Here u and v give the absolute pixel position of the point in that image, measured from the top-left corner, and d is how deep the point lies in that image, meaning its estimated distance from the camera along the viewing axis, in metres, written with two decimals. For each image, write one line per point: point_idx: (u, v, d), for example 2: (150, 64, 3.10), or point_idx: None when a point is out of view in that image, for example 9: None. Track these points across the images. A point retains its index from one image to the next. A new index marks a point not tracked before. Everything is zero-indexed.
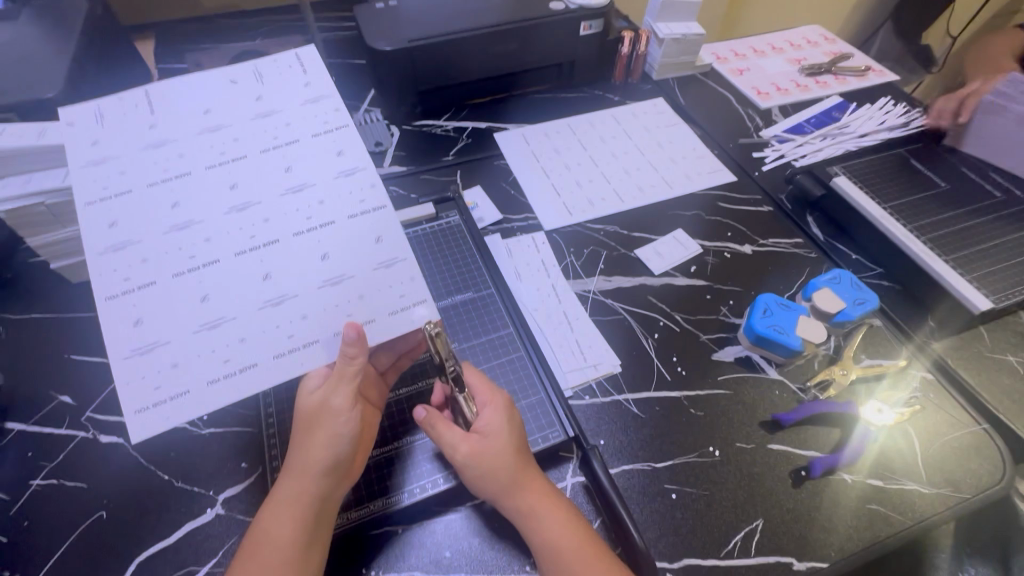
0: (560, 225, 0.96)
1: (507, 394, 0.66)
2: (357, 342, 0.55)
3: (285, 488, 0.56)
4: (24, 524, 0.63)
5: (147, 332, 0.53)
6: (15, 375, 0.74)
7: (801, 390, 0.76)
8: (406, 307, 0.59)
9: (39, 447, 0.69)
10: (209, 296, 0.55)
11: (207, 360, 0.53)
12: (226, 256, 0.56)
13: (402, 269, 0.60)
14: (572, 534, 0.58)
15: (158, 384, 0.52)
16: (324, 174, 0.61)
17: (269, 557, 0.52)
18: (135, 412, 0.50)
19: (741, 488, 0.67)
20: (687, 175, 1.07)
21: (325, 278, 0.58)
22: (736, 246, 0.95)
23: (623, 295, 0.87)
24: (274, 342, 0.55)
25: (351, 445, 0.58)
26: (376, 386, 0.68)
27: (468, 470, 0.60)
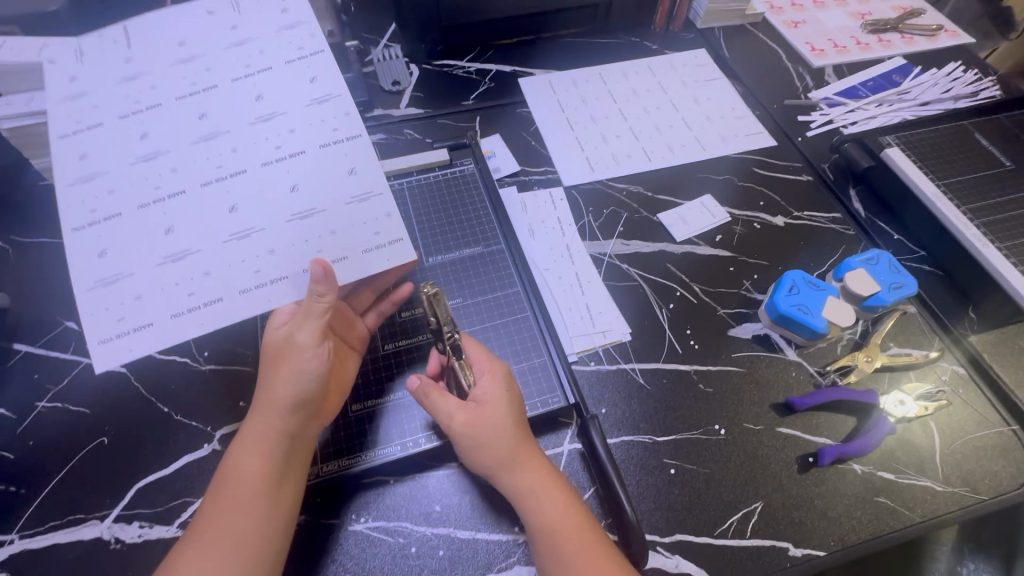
0: (580, 182, 0.91)
1: (506, 363, 0.64)
2: (324, 280, 0.53)
3: (253, 426, 0.54)
4: (29, 443, 0.64)
5: (112, 263, 0.51)
6: (22, 297, 0.74)
7: (820, 374, 0.72)
8: (382, 246, 0.57)
9: (45, 370, 0.70)
10: (173, 228, 0.52)
11: (171, 293, 0.52)
12: (193, 187, 0.53)
13: (378, 204, 0.58)
14: (570, 517, 0.56)
15: (121, 316, 0.51)
16: (295, 102, 0.57)
17: (236, 494, 0.51)
18: (97, 344, 0.50)
19: (743, 469, 0.65)
20: (722, 135, 0.99)
21: (295, 211, 0.55)
22: (767, 217, 0.88)
23: (640, 261, 0.82)
24: (240, 276, 0.53)
25: (316, 383, 0.56)
26: (355, 329, 0.67)
27: (462, 439, 0.58)
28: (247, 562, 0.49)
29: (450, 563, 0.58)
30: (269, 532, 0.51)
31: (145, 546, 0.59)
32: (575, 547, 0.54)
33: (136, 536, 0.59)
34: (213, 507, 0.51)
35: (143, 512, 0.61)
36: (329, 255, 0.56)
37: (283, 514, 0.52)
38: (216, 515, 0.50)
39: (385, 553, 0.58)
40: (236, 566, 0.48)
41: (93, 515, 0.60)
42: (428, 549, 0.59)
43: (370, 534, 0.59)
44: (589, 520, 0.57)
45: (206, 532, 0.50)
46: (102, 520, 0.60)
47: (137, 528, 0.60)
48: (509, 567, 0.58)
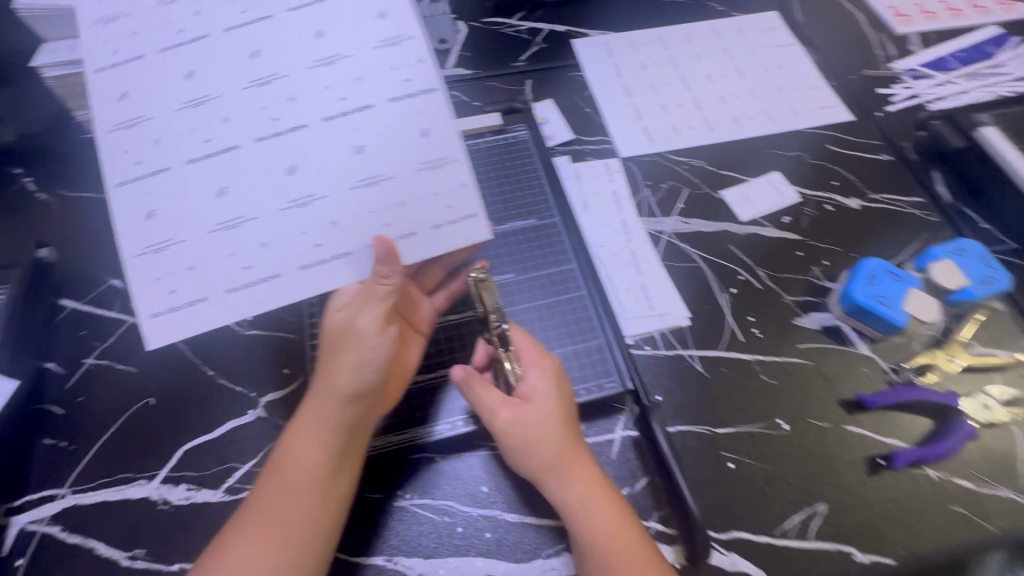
0: (637, 154, 0.85)
1: (557, 359, 0.61)
2: (388, 260, 0.50)
3: (310, 411, 0.52)
4: (78, 400, 0.64)
5: (161, 226, 0.49)
6: (68, 252, 0.74)
7: (894, 370, 0.67)
8: (453, 221, 0.54)
9: (91, 327, 0.69)
10: (226, 190, 0.50)
11: (226, 266, 0.50)
12: (246, 142, 0.50)
13: (451, 171, 0.54)
14: (622, 535, 0.53)
15: (173, 287, 0.49)
16: (361, 44, 0.53)
17: (292, 481, 0.50)
18: (150, 317, 0.49)
19: (807, 467, 0.61)
20: (793, 108, 0.91)
21: (361, 177, 0.52)
22: (840, 198, 0.82)
23: (700, 241, 0.77)
24: (300, 250, 0.51)
25: (377, 373, 0.53)
26: (418, 309, 0.65)
27: (507, 439, 0.56)
28: (300, 550, 0.49)
29: (496, 545, 0.57)
30: (323, 521, 0.50)
31: (193, 509, 0.59)
32: (627, 560, 0.52)
33: (184, 498, 0.59)
34: (270, 490, 0.50)
35: (190, 475, 0.60)
36: (396, 229, 0.53)
37: (339, 502, 0.51)
38: (273, 499, 0.50)
39: (431, 531, 0.57)
40: (291, 554, 0.48)
41: (142, 474, 0.60)
42: (475, 530, 0.57)
43: (416, 511, 0.58)
44: (642, 536, 0.54)
45: (262, 515, 0.49)
46: (150, 480, 0.60)
47: (184, 490, 0.59)
48: (557, 553, 0.57)
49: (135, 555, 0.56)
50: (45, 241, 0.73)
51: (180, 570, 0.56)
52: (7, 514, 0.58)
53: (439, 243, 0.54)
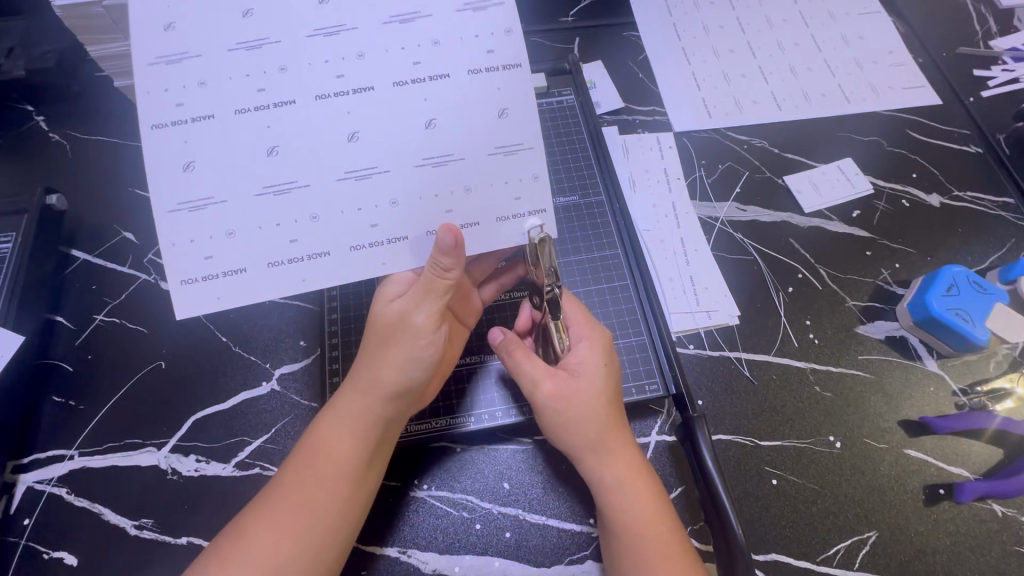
0: (693, 129, 0.76)
1: (608, 331, 0.56)
2: (454, 251, 0.45)
3: (346, 402, 0.50)
4: (88, 358, 0.62)
5: (201, 181, 0.43)
6: (80, 199, 0.69)
7: (963, 392, 0.61)
8: (519, 216, 0.48)
9: (102, 282, 0.65)
10: (277, 149, 0.44)
11: (269, 235, 0.45)
12: (304, 98, 0.44)
13: (524, 160, 0.47)
14: (657, 524, 0.49)
15: (210, 252, 0.44)
16: (444, 5, 0.45)
17: (323, 472, 0.47)
18: (183, 282, 0.44)
19: (859, 491, 0.56)
20: (873, 87, 0.81)
21: (427, 155, 0.45)
22: (919, 193, 0.73)
23: (757, 231, 0.70)
24: (352, 230, 0.45)
25: (426, 372, 0.51)
26: (470, 301, 0.59)
27: (547, 414, 0.51)
28: (326, 544, 0.46)
29: (517, 547, 0.54)
30: (352, 515, 0.48)
31: (202, 481, 0.56)
32: (666, 558, 0.47)
33: (193, 470, 0.57)
34: (296, 479, 0.47)
35: (200, 446, 0.58)
36: (457, 217, 0.47)
37: (366, 496, 0.49)
38: (300, 489, 0.47)
39: (448, 526, 0.54)
40: (316, 548, 0.46)
41: (150, 441, 0.58)
42: (494, 529, 0.54)
43: (434, 503, 0.55)
44: (678, 528, 0.49)
45: (285, 510, 0.46)
46: (159, 449, 0.58)
47: (193, 462, 0.57)
48: (581, 560, 0.53)
49: (143, 525, 0.54)
50: (57, 187, 0.69)
51: (187, 544, 0.54)
52: (15, 471, 0.56)
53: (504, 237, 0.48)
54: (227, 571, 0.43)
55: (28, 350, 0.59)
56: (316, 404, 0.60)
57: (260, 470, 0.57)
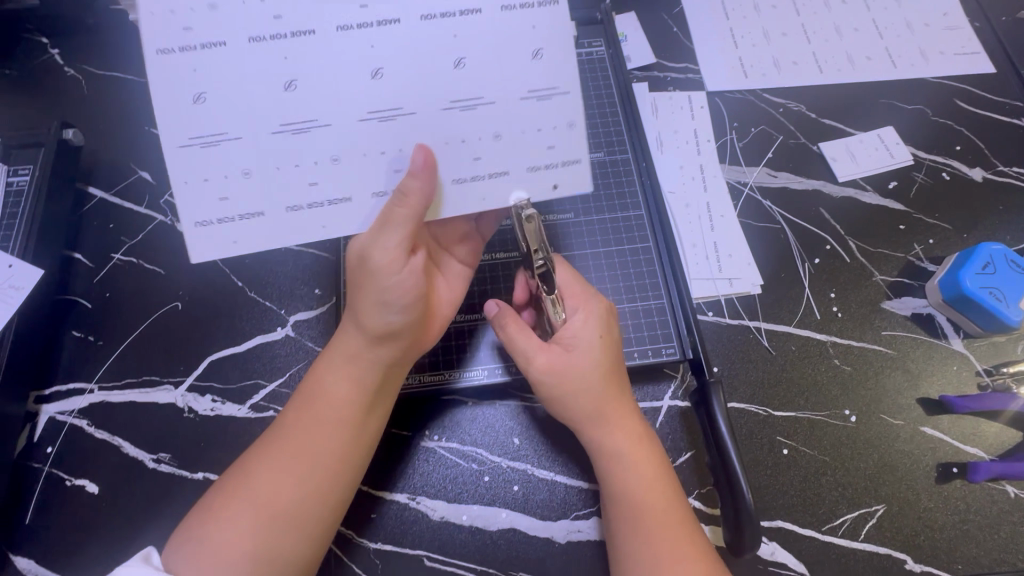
0: (727, 90, 0.73)
1: (608, 302, 0.54)
2: (423, 172, 0.42)
3: (343, 343, 0.49)
4: (106, 295, 0.62)
5: (214, 116, 0.41)
6: (96, 135, 0.68)
7: (987, 373, 0.59)
8: (553, 165, 0.46)
9: (119, 221, 0.65)
10: (295, 83, 0.41)
11: (285, 177, 0.43)
12: (324, 28, 0.40)
13: (558, 107, 0.44)
14: (654, 492, 0.48)
15: (225, 193, 0.42)
16: None
17: (314, 410, 0.48)
18: (195, 224, 0.42)
19: (871, 465, 0.56)
20: (922, 51, 0.76)
21: (453, 97, 0.42)
22: (962, 167, 0.69)
23: (787, 199, 0.67)
24: (375, 174, 0.43)
25: (403, 315, 0.48)
26: (466, 243, 0.58)
27: (543, 387, 0.51)
28: (314, 483, 0.46)
29: (524, 501, 0.55)
30: (341, 456, 0.47)
31: (217, 421, 0.57)
32: (662, 523, 0.47)
33: (209, 409, 0.58)
34: (298, 420, 0.48)
35: (216, 387, 0.59)
36: (485, 165, 0.45)
37: (368, 441, 0.49)
38: (292, 426, 0.48)
39: (457, 476, 0.55)
40: (303, 484, 0.46)
41: (167, 379, 0.59)
42: (503, 482, 0.55)
43: (444, 454, 0.56)
44: (675, 498, 0.49)
45: (282, 450, 0.47)
46: (176, 387, 0.58)
47: (209, 402, 0.58)
48: (586, 516, 0.54)
49: (160, 459, 0.56)
50: (72, 121, 0.68)
51: (204, 479, 0.55)
52: (38, 401, 0.57)
53: (524, 188, 0.46)
54: (234, 504, 0.44)
55: (47, 285, 0.60)
56: None
57: (274, 413, 0.58)
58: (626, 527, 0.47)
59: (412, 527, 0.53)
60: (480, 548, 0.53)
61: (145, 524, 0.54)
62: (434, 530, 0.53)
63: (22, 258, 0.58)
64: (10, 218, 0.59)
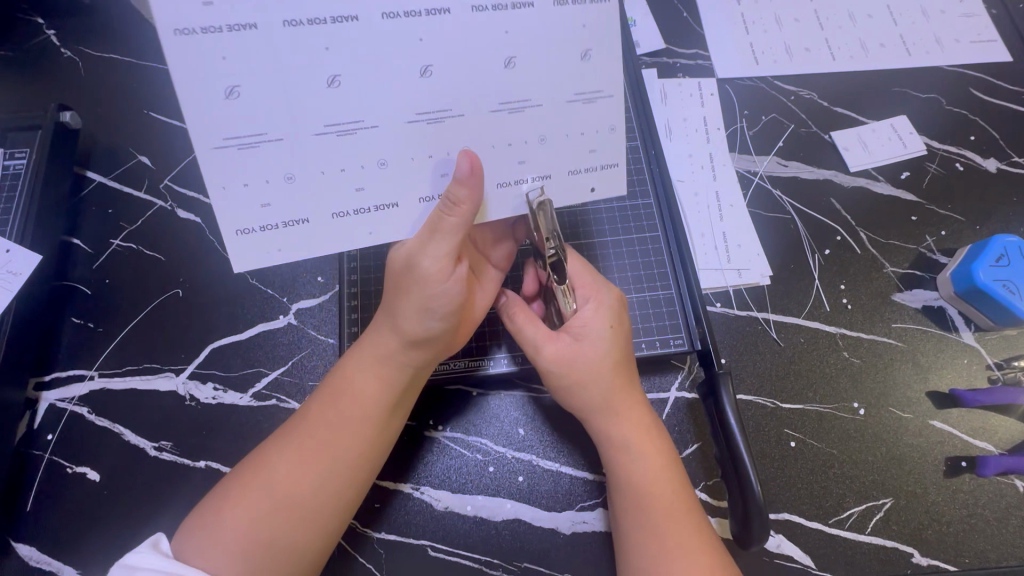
0: (737, 76, 0.71)
1: (619, 292, 0.53)
2: (469, 180, 0.42)
3: (371, 340, 0.49)
4: (106, 282, 0.61)
5: (249, 113, 0.38)
6: (93, 119, 0.67)
7: (998, 367, 0.59)
8: (593, 169, 0.46)
9: (118, 206, 0.64)
10: (339, 79, 0.38)
11: (329, 182, 0.41)
12: (369, 14, 0.37)
13: (602, 109, 0.44)
14: (665, 484, 0.47)
15: (267, 200, 0.41)
16: None
17: (346, 414, 0.47)
18: (236, 233, 0.41)
19: (879, 459, 0.55)
20: (938, 39, 0.74)
21: (502, 100, 0.41)
22: (976, 158, 0.68)
23: (797, 188, 0.66)
24: (421, 178, 0.43)
25: (443, 321, 0.47)
26: (504, 242, 0.57)
27: (551, 378, 0.50)
28: (335, 480, 0.46)
29: (529, 491, 0.54)
30: (373, 458, 0.48)
31: (219, 409, 0.57)
32: (666, 515, 0.46)
33: (210, 398, 0.57)
34: (321, 416, 0.47)
35: (217, 375, 0.58)
36: (530, 169, 0.44)
37: (389, 436, 0.49)
38: (322, 428, 0.46)
39: (461, 466, 0.55)
40: (324, 481, 0.45)
41: (168, 367, 0.58)
42: (507, 472, 0.55)
43: (449, 444, 0.55)
44: (684, 486, 0.48)
45: (304, 446, 0.46)
46: (177, 375, 0.58)
47: (211, 390, 0.57)
48: (591, 507, 0.54)
49: (162, 447, 0.55)
50: (69, 104, 0.67)
51: (206, 468, 0.55)
52: (37, 388, 0.57)
53: (566, 192, 0.46)
54: (250, 497, 0.44)
55: (45, 271, 0.59)
56: (334, 341, 0.59)
57: (277, 402, 0.57)
58: (629, 519, 0.47)
59: (416, 517, 0.53)
60: (484, 538, 0.53)
61: (147, 513, 0.53)
62: (438, 520, 0.53)
63: (20, 243, 0.57)
64: (7, 202, 0.58)
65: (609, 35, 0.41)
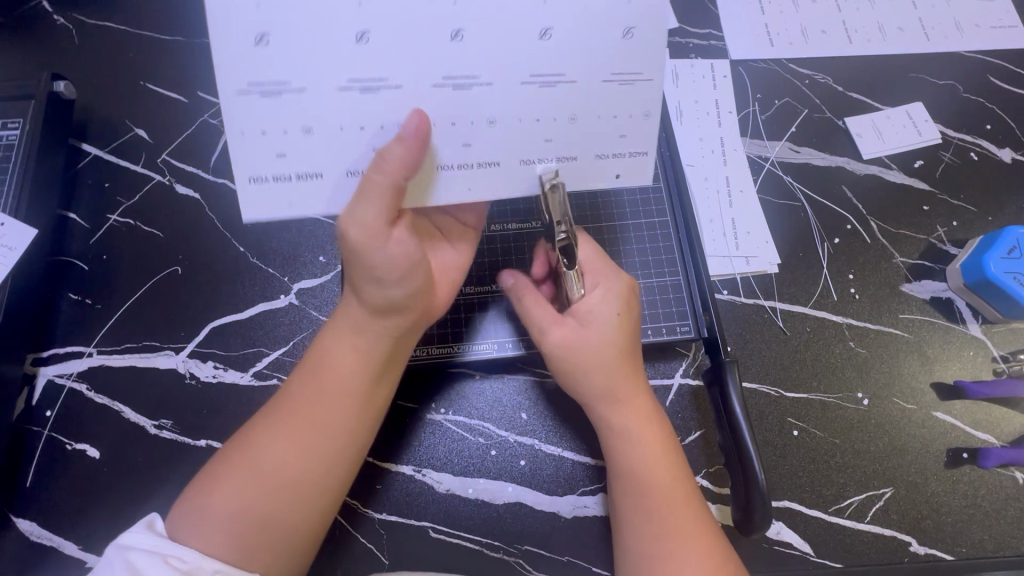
0: (751, 58, 0.69)
1: (629, 279, 0.52)
2: (412, 140, 0.39)
3: (347, 312, 0.47)
4: (103, 258, 0.60)
5: (276, 61, 0.38)
6: (88, 89, 0.65)
7: (1003, 359, 0.58)
8: (621, 154, 0.44)
9: (115, 180, 0.62)
10: (368, 35, 0.38)
11: (347, 140, 0.40)
12: None
13: (640, 94, 0.42)
14: (665, 469, 0.47)
15: (283, 149, 0.40)
16: None
17: (328, 391, 0.46)
18: (248, 181, 0.40)
19: (881, 449, 0.55)
20: (958, 24, 0.72)
21: (535, 71, 0.40)
22: (991, 147, 0.67)
23: (809, 175, 0.65)
24: (443, 146, 0.41)
25: (403, 287, 0.44)
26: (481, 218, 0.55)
27: (557, 362, 0.50)
28: (321, 459, 0.45)
29: (531, 476, 0.54)
30: (360, 432, 0.47)
31: (220, 388, 0.56)
32: (667, 503, 0.46)
33: (211, 376, 0.57)
34: (303, 393, 0.46)
35: (217, 353, 0.57)
36: (556, 148, 0.43)
37: (374, 410, 0.48)
38: (304, 406, 0.45)
39: (462, 449, 0.55)
40: (307, 459, 0.44)
41: (168, 345, 0.57)
42: (510, 457, 0.54)
43: (449, 427, 0.55)
44: (687, 476, 0.48)
45: (287, 424, 0.45)
46: (177, 353, 0.57)
47: (211, 368, 0.57)
48: (593, 492, 0.54)
49: (162, 426, 0.55)
50: (63, 73, 0.64)
51: (207, 447, 0.55)
52: (35, 364, 0.56)
53: (592, 175, 0.44)
54: (236, 476, 0.43)
55: (41, 245, 0.58)
56: None
57: (278, 382, 0.57)
58: (629, 504, 0.47)
59: (417, 498, 0.53)
60: (485, 521, 0.53)
61: (148, 490, 0.53)
62: (439, 503, 0.53)
63: (14, 216, 0.56)
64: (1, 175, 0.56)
65: (659, 16, 0.40)
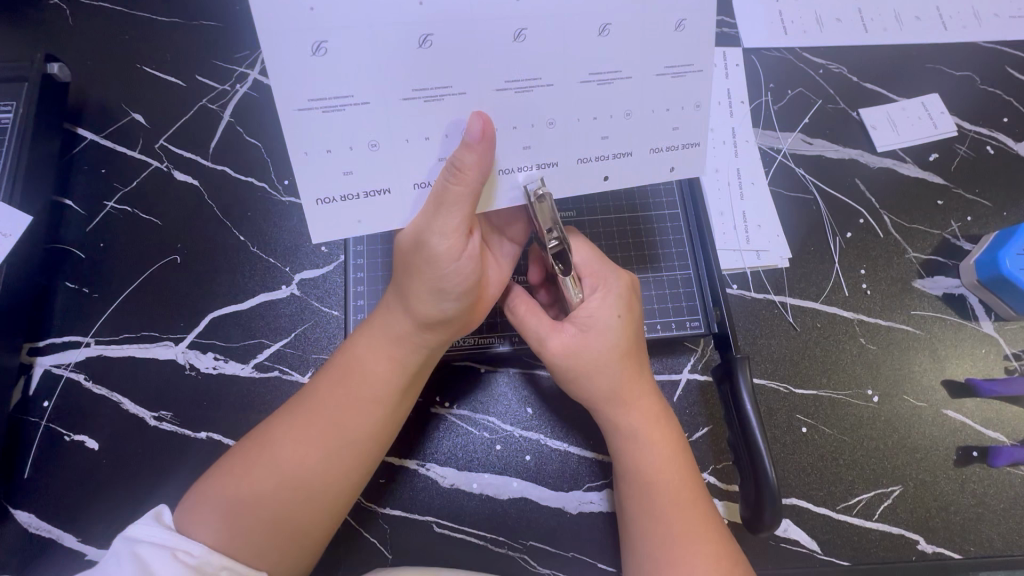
0: (764, 47, 0.67)
1: (629, 278, 0.51)
2: (480, 145, 0.38)
3: (383, 319, 0.47)
4: (101, 246, 0.59)
5: (337, 74, 0.36)
6: (83, 72, 0.63)
7: (1015, 358, 0.58)
8: (675, 147, 0.43)
9: (112, 166, 0.61)
10: (429, 38, 0.36)
11: (412, 150, 0.39)
12: None
13: (691, 85, 0.41)
14: (676, 472, 0.47)
15: (348, 166, 0.39)
16: None
17: (357, 395, 0.45)
18: (317, 202, 0.39)
19: (892, 448, 0.55)
20: (977, 13, 0.70)
21: (594, 70, 0.39)
22: (1008, 141, 0.65)
23: (822, 168, 0.63)
24: (504, 150, 0.40)
25: (460, 302, 0.45)
26: (516, 222, 0.53)
27: (558, 370, 0.49)
28: (343, 463, 0.44)
29: (536, 471, 0.53)
30: (382, 441, 0.47)
31: (220, 379, 0.55)
32: (676, 502, 0.45)
33: (211, 367, 0.56)
34: (331, 395, 0.45)
35: (218, 344, 0.56)
36: (612, 145, 0.42)
37: (398, 419, 0.48)
38: (329, 408, 0.45)
39: (467, 444, 0.54)
40: (330, 462, 0.44)
41: (167, 336, 0.56)
42: (515, 452, 0.54)
43: (455, 422, 0.54)
44: (694, 476, 0.48)
45: (311, 427, 0.44)
46: (176, 344, 0.56)
47: (212, 359, 0.56)
48: (598, 488, 0.53)
49: (162, 418, 0.54)
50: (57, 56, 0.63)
51: (207, 439, 0.54)
52: (31, 353, 0.55)
53: (647, 171, 0.43)
54: (254, 475, 0.42)
55: (37, 233, 0.56)
56: (338, 313, 0.58)
57: (279, 374, 0.56)
58: (635, 499, 0.46)
59: (421, 493, 0.52)
60: (489, 516, 0.52)
61: (147, 483, 0.52)
62: (442, 498, 0.52)
63: (9, 203, 0.54)
64: None
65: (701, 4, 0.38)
